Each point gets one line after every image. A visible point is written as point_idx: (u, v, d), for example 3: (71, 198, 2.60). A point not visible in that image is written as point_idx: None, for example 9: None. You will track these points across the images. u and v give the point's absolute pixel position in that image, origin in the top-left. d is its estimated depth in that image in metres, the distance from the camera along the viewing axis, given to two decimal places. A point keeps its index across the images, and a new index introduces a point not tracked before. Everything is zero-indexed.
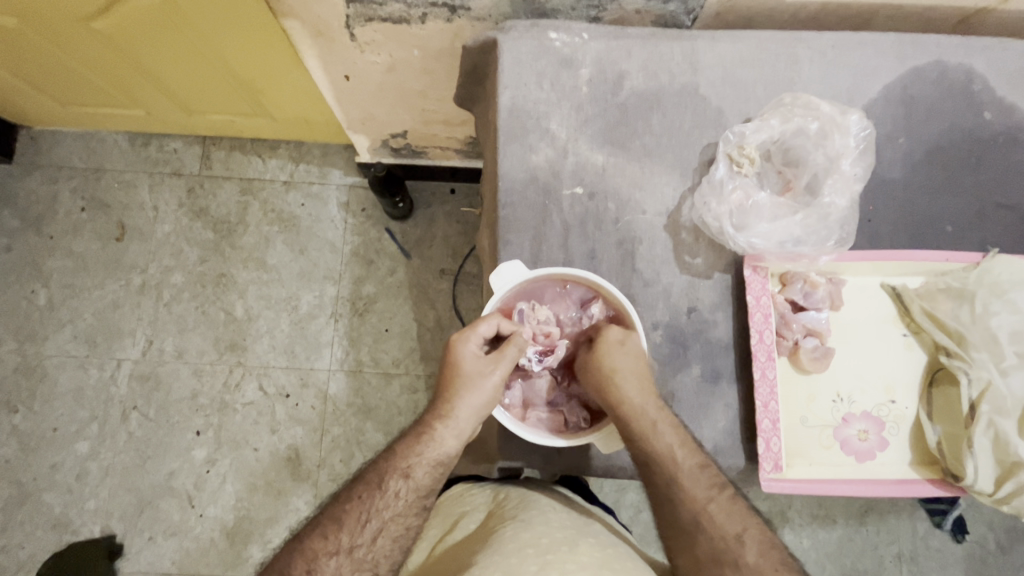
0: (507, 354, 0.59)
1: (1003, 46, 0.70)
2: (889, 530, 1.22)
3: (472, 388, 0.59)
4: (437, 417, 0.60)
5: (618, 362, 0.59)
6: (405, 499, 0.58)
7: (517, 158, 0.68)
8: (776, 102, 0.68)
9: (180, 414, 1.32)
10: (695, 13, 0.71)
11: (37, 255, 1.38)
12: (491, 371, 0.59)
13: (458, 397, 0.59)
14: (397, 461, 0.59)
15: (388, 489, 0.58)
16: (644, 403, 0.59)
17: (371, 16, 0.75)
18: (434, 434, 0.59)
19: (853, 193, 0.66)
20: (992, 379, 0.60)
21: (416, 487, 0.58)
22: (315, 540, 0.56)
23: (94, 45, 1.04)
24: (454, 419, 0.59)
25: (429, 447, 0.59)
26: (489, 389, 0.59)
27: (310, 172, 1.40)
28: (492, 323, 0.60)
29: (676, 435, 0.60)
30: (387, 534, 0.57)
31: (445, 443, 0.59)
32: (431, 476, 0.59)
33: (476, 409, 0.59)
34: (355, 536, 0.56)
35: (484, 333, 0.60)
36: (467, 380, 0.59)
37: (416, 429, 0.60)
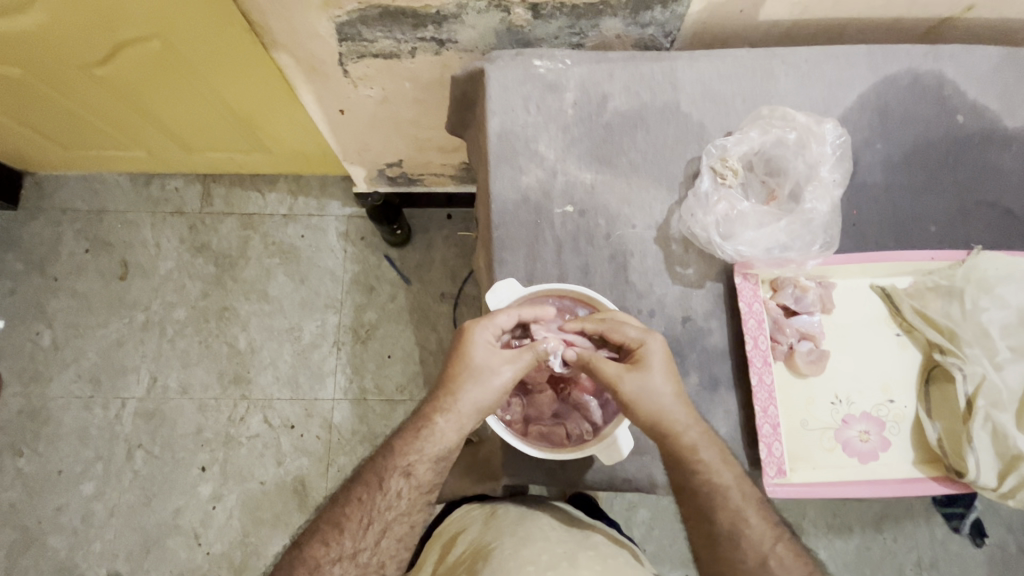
0: (522, 357, 0.59)
1: (970, 52, 0.73)
2: (906, 537, 1.22)
3: (477, 380, 0.58)
4: (438, 410, 0.59)
5: (646, 378, 0.57)
6: (408, 497, 0.59)
7: (508, 179, 0.70)
8: (754, 115, 0.70)
9: (185, 449, 1.32)
10: (672, 35, 0.77)
11: (42, 297, 1.40)
12: (502, 368, 0.58)
13: (464, 388, 0.58)
14: (398, 460, 0.59)
15: (390, 489, 0.59)
16: (676, 420, 0.58)
17: (363, 53, 0.80)
18: (434, 428, 0.59)
19: (834, 198, 0.68)
20: (986, 373, 0.61)
21: (418, 484, 0.59)
22: (316, 548, 0.58)
23: (98, 92, 1.08)
24: (456, 413, 0.58)
25: (430, 442, 0.59)
26: (495, 387, 0.58)
27: (309, 204, 1.43)
28: (512, 314, 0.60)
29: (718, 455, 0.59)
30: (392, 533, 0.59)
31: (445, 437, 0.59)
32: (432, 471, 0.59)
33: (479, 405, 0.58)
34: (359, 540, 0.58)
35: (502, 324, 0.60)
36: (475, 371, 0.58)
37: (416, 424, 0.60)
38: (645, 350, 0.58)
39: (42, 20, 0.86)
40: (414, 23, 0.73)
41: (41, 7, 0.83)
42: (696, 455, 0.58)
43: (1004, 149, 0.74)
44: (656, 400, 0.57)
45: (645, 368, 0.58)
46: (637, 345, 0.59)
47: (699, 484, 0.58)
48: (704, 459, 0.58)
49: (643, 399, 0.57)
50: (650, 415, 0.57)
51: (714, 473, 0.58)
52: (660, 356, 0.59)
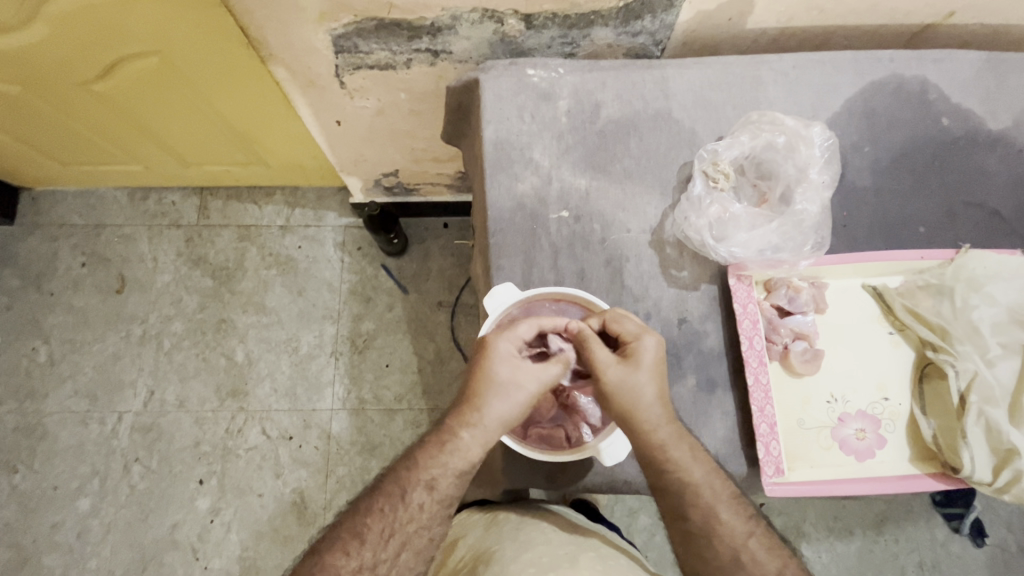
0: (547, 370, 0.59)
1: (952, 57, 0.75)
2: (907, 539, 1.23)
3: (502, 394, 0.58)
4: (463, 424, 0.59)
5: (629, 375, 0.57)
6: (428, 510, 0.58)
7: (503, 187, 0.71)
8: (744, 120, 0.72)
9: (183, 463, 1.31)
10: (662, 44, 0.80)
11: (38, 312, 1.40)
12: (526, 383, 0.59)
13: (488, 402, 0.58)
14: (421, 472, 0.59)
15: (412, 502, 0.58)
16: (653, 417, 0.57)
17: (359, 65, 0.82)
18: (459, 441, 0.58)
19: (824, 200, 0.69)
20: (978, 369, 0.61)
21: (440, 498, 0.59)
22: (336, 557, 0.57)
23: (96, 108, 1.09)
24: (481, 427, 0.58)
25: (454, 456, 0.58)
26: (520, 401, 0.59)
27: (306, 215, 1.44)
28: (532, 326, 0.61)
29: (688, 452, 0.59)
30: (411, 546, 0.58)
31: (469, 451, 0.58)
32: (455, 485, 0.59)
33: (503, 419, 0.59)
34: (378, 551, 0.57)
35: (523, 335, 0.60)
36: (500, 385, 0.58)
37: (439, 437, 0.59)
38: (638, 346, 0.59)
39: (41, 37, 0.87)
40: (409, 35, 0.75)
41: (40, 24, 0.84)
42: (666, 453, 0.58)
43: (988, 151, 0.75)
44: (632, 395, 0.57)
45: (636, 366, 0.58)
46: (631, 340, 0.59)
47: (670, 481, 0.58)
48: (678, 456, 0.58)
49: (621, 393, 0.57)
50: (622, 409, 0.57)
51: (686, 471, 0.58)
52: (653, 355, 0.59)
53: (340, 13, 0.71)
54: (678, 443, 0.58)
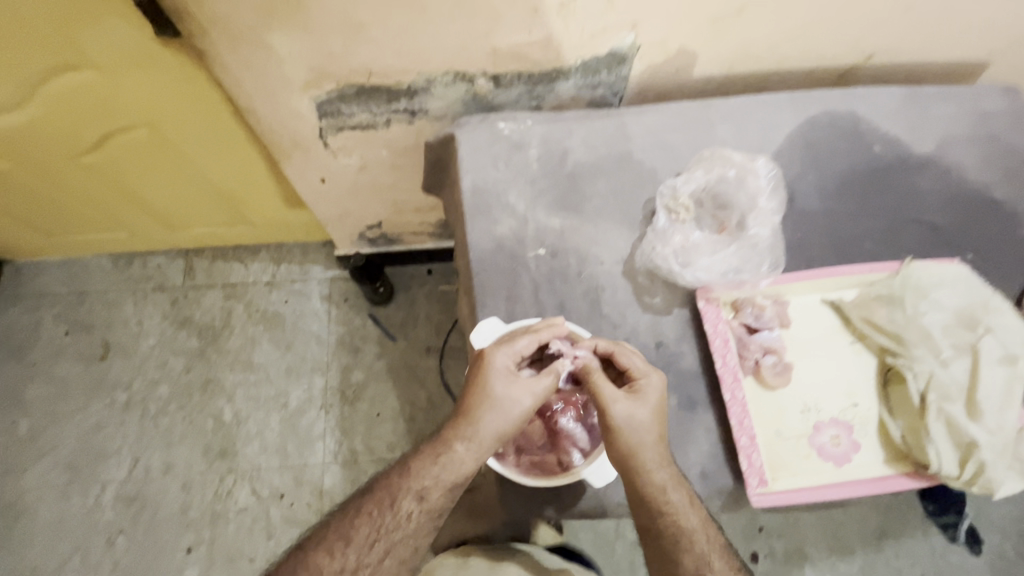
0: (543, 381, 0.63)
1: (877, 92, 0.85)
2: (907, 552, 1.24)
3: (498, 408, 0.61)
4: (458, 436, 0.62)
5: (637, 410, 0.60)
6: (416, 520, 0.61)
7: (483, 230, 0.75)
8: (697, 158, 0.79)
9: (170, 532, 1.27)
10: (620, 94, 0.90)
11: (20, 385, 1.38)
12: (522, 397, 0.62)
13: (484, 415, 0.61)
14: (413, 481, 0.61)
15: (402, 509, 0.61)
16: (653, 457, 0.60)
17: (341, 126, 0.88)
18: (455, 453, 0.61)
19: (774, 224, 0.76)
20: (933, 370, 0.66)
21: (429, 509, 0.61)
22: (320, 556, 0.60)
23: (86, 179, 1.13)
24: (476, 440, 0.61)
25: (447, 468, 0.61)
26: (514, 415, 0.61)
27: (292, 271, 1.47)
28: (531, 340, 0.64)
29: (685, 498, 0.60)
30: (395, 554, 0.60)
31: (464, 464, 0.61)
32: (444, 498, 0.61)
33: (497, 432, 0.61)
34: (362, 555, 0.60)
35: (521, 348, 0.64)
36: (496, 399, 0.61)
37: (435, 447, 0.62)
38: (644, 382, 0.63)
39: (35, 115, 0.92)
40: (388, 97, 0.84)
41: (35, 103, 0.90)
42: (664, 496, 0.59)
43: (920, 172, 0.83)
44: (641, 434, 0.60)
45: (642, 400, 0.61)
46: (638, 376, 0.63)
47: (665, 525, 0.59)
48: (675, 499, 0.60)
49: (626, 430, 0.60)
50: (625, 445, 0.60)
51: (682, 515, 0.59)
52: (656, 392, 0.62)
53: (324, 81, 0.79)
54: (667, 486, 0.60)
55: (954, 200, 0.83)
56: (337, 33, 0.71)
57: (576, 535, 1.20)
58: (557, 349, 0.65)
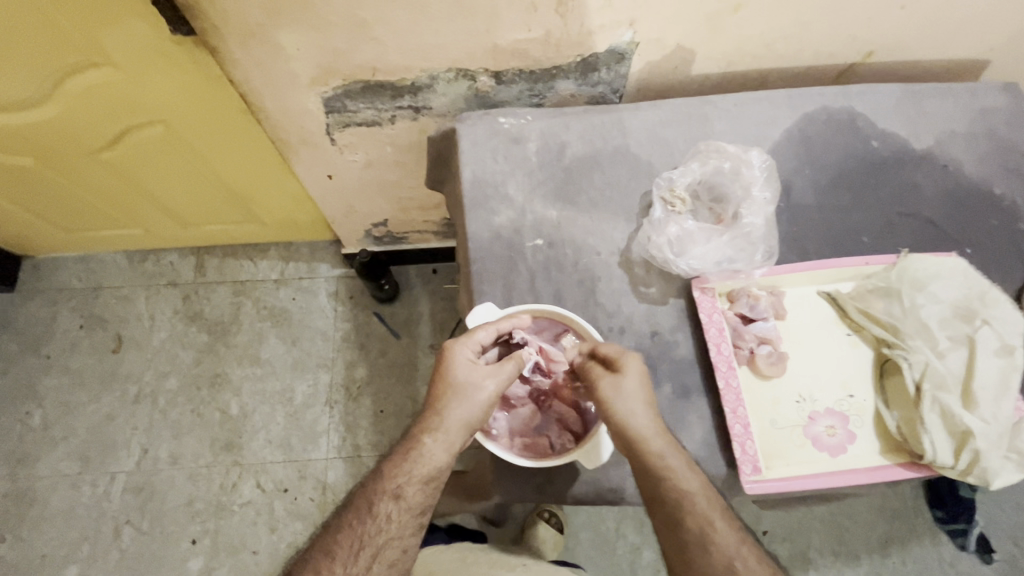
0: (507, 368, 0.64)
1: (874, 90, 0.85)
2: (914, 559, 1.23)
3: (461, 396, 0.63)
4: (426, 431, 0.63)
5: (616, 382, 0.61)
6: (398, 521, 0.61)
7: (481, 221, 0.77)
8: (694, 151, 0.80)
9: (176, 523, 1.29)
10: (620, 92, 0.92)
11: (35, 376, 1.42)
12: (485, 382, 0.63)
13: (447, 405, 0.63)
14: (388, 483, 0.62)
15: (380, 513, 0.61)
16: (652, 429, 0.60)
17: (347, 122, 0.91)
18: (422, 448, 0.62)
19: (768, 213, 0.75)
20: (929, 360, 0.66)
21: (408, 507, 0.62)
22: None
23: (102, 175, 1.17)
24: (443, 431, 0.62)
25: (418, 463, 0.62)
26: (480, 401, 0.63)
27: (299, 268, 1.50)
28: (490, 331, 0.65)
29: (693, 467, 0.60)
30: (383, 558, 0.60)
31: (433, 456, 0.62)
32: (421, 493, 0.62)
33: (465, 420, 0.63)
34: (349, 567, 0.60)
35: (480, 340, 0.65)
36: (458, 387, 0.63)
37: (404, 447, 0.63)
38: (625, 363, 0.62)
39: (55, 113, 0.96)
40: (392, 94, 0.86)
41: (55, 101, 0.93)
42: (663, 459, 0.58)
43: (919, 168, 0.84)
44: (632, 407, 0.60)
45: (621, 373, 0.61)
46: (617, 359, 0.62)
47: (667, 490, 0.58)
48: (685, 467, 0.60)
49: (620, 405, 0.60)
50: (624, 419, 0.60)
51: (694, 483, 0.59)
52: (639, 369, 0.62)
53: (330, 77, 0.82)
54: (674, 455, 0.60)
55: (953, 197, 0.83)
56: (341, 30, 0.73)
57: (577, 534, 1.20)
58: (520, 338, 0.67)
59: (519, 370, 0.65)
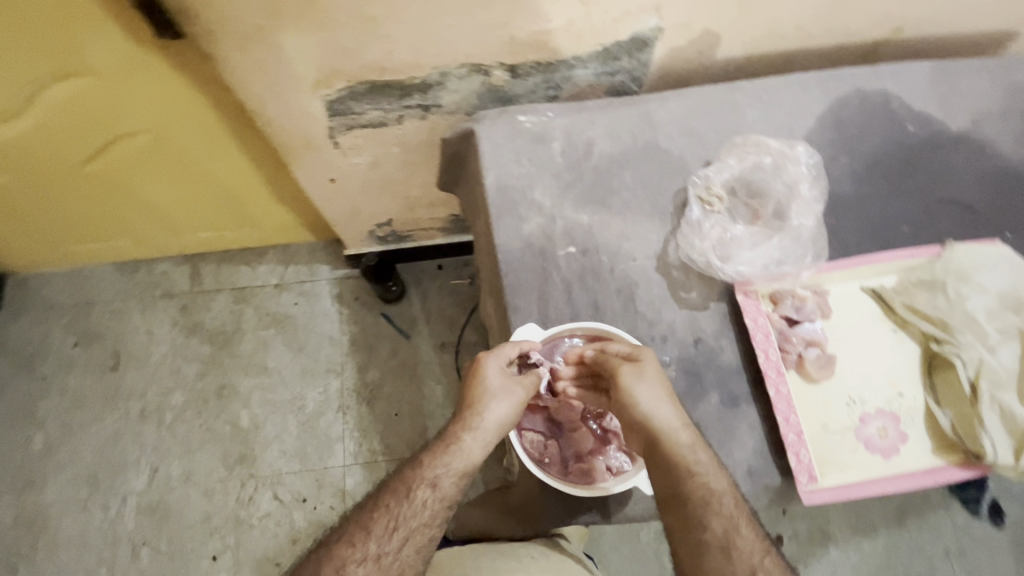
0: (530, 379, 0.63)
1: (907, 69, 0.82)
2: (931, 529, 1.24)
3: (497, 398, 0.61)
4: (464, 427, 0.61)
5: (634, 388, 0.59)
6: (431, 509, 0.60)
7: (510, 229, 0.72)
8: (729, 145, 0.76)
9: (194, 540, 1.26)
10: (640, 80, 0.87)
11: (32, 399, 1.36)
12: (517, 388, 0.62)
13: (485, 406, 0.61)
14: (425, 471, 0.60)
15: (416, 498, 0.60)
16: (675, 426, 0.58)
17: (352, 124, 0.85)
18: (461, 444, 0.60)
19: (816, 212, 0.73)
20: (983, 357, 0.65)
21: (442, 497, 0.60)
22: (343, 547, 0.59)
23: (85, 188, 1.10)
24: (481, 430, 0.60)
25: (456, 457, 0.60)
26: (515, 405, 0.61)
27: (300, 272, 1.44)
28: (516, 346, 0.63)
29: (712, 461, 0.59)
30: (413, 542, 0.59)
31: (470, 454, 0.60)
32: (457, 486, 0.60)
33: (501, 422, 0.61)
34: (383, 543, 0.59)
35: (509, 354, 0.63)
36: (493, 390, 0.61)
37: (443, 439, 0.62)
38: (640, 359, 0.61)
39: (34, 126, 0.89)
40: (401, 93, 0.81)
41: (35, 113, 0.86)
42: (691, 456, 0.58)
43: (953, 149, 0.81)
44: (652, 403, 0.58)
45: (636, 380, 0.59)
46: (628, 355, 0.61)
47: (694, 488, 0.57)
48: (703, 460, 0.58)
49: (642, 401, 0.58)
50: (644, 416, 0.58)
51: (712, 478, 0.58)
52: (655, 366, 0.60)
53: (335, 79, 0.75)
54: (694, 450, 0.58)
55: (989, 177, 0.80)
56: (349, 29, 0.67)
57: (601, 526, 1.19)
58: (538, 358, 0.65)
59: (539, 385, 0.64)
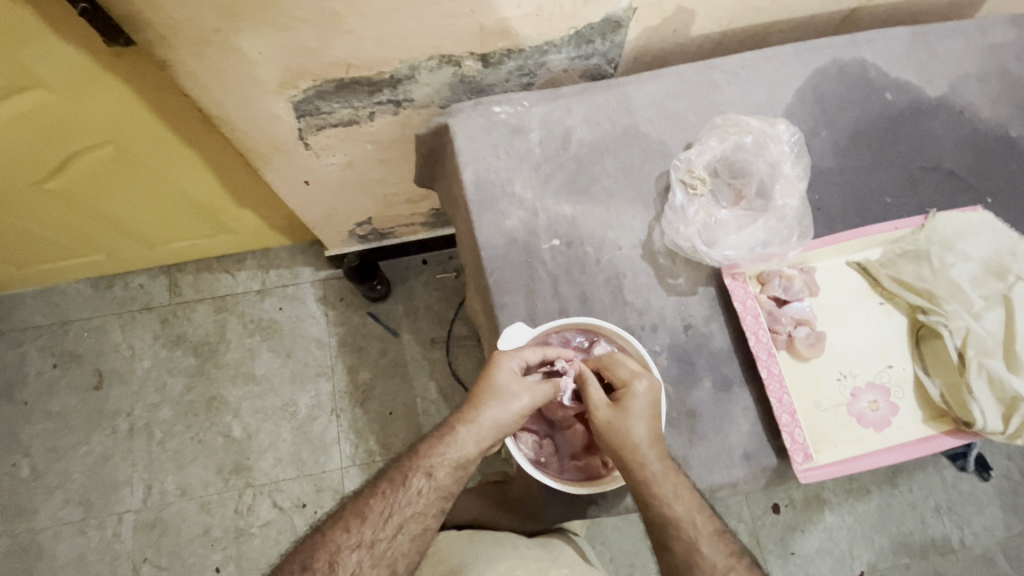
0: (542, 388, 0.61)
1: (883, 37, 0.81)
2: (922, 487, 1.27)
3: (498, 399, 0.59)
4: (461, 420, 0.60)
5: (618, 418, 0.58)
6: (426, 498, 0.59)
7: (492, 225, 0.71)
8: (710, 125, 0.75)
9: (195, 553, 1.25)
10: (615, 62, 0.85)
11: (15, 425, 1.33)
12: (521, 395, 0.60)
13: (483, 405, 0.59)
14: (421, 459, 0.60)
15: (411, 486, 0.59)
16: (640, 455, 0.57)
17: (323, 124, 0.82)
18: (456, 435, 0.59)
19: (801, 191, 0.72)
20: (969, 325, 0.65)
21: (437, 487, 0.59)
22: (338, 533, 0.59)
23: (48, 206, 1.05)
24: (476, 425, 0.59)
25: (452, 447, 0.59)
26: (514, 410, 0.59)
27: (281, 276, 1.41)
28: (537, 352, 0.62)
29: (672, 488, 0.57)
30: (407, 530, 0.58)
31: (465, 447, 0.59)
32: (452, 477, 0.59)
33: (497, 423, 0.59)
34: (377, 531, 0.58)
35: (527, 358, 0.61)
36: (497, 391, 0.59)
37: (440, 429, 0.61)
38: (630, 393, 0.59)
39: None
40: (370, 90, 0.78)
41: None
42: (650, 487, 0.57)
43: (932, 116, 0.80)
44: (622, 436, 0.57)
45: (625, 413, 0.58)
46: (625, 387, 0.60)
47: (653, 515, 0.57)
48: (662, 491, 0.57)
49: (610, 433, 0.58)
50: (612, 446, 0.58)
51: (668, 506, 0.57)
52: (644, 400, 0.59)
53: (300, 79, 0.72)
54: (654, 480, 0.57)
55: (969, 142, 0.80)
56: (310, 26, 0.64)
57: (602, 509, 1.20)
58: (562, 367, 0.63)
59: (553, 395, 0.62)
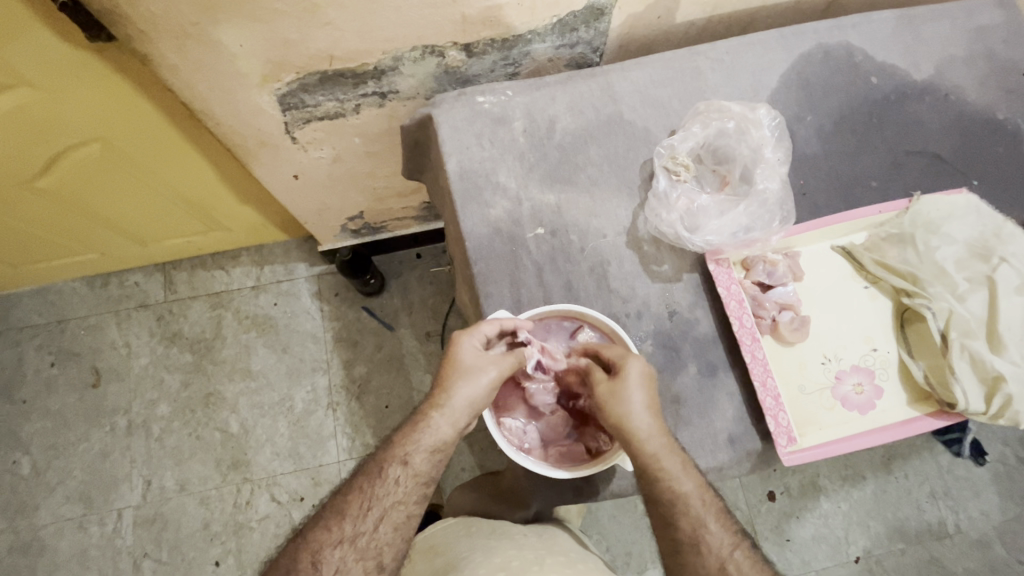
0: (507, 359, 0.61)
1: (868, 20, 0.80)
2: (917, 472, 1.28)
3: (466, 376, 0.60)
4: (434, 406, 0.61)
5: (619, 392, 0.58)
6: (404, 486, 0.60)
7: (477, 215, 0.71)
8: (692, 112, 0.75)
9: (195, 548, 1.26)
10: (600, 50, 0.85)
11: (14, 423, 1.34)
12: (489, 368, 0.61)
13: (453, 386, 0.60)
14: (396, 450, 0.61)
15: (389, 477, 0.60)
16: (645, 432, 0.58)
17: (309, 118, 0.82)
18: (430, 421, 0.60)
19: (781, 175, 0.72)
20: (952, 307, 0.65)
21: (415, 474, 0.60)
22: (319, 532, 0.59)
23: (39, 204, 1.06)
24: (448, 408, 0.60)
25: (426, 433, 0.60)
26: (484, 385, 0.60)
27: (276, 272, 1.42)
28: (494, 323, 0.62)
29: (679, 464, 0.59)
30: (389, 520, 0.59)
31: (440, 431, 0.60)
32: (429, 462, 0.60)
33: (469, 401, 0.60)
34: (358, 525, 0.59)
35: (486, 332, 0.62)
36: (464, 369, 0.61)
37: (413, 418, 0.62)
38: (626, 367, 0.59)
39: None
40: (354, 82, 0.78)
41: None
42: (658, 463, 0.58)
43: (918, 100, 0.80)
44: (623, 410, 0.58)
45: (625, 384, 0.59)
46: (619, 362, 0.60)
47: (651, 491, 0.59)
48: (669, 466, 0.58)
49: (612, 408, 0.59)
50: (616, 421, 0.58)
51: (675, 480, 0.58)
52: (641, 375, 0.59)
53: (283, 72, 0.72)
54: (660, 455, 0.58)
55: (955, 124, 0.80)
56: (289, 19, 0.64)
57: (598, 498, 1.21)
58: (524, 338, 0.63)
59: (520, 365, 0.62)
